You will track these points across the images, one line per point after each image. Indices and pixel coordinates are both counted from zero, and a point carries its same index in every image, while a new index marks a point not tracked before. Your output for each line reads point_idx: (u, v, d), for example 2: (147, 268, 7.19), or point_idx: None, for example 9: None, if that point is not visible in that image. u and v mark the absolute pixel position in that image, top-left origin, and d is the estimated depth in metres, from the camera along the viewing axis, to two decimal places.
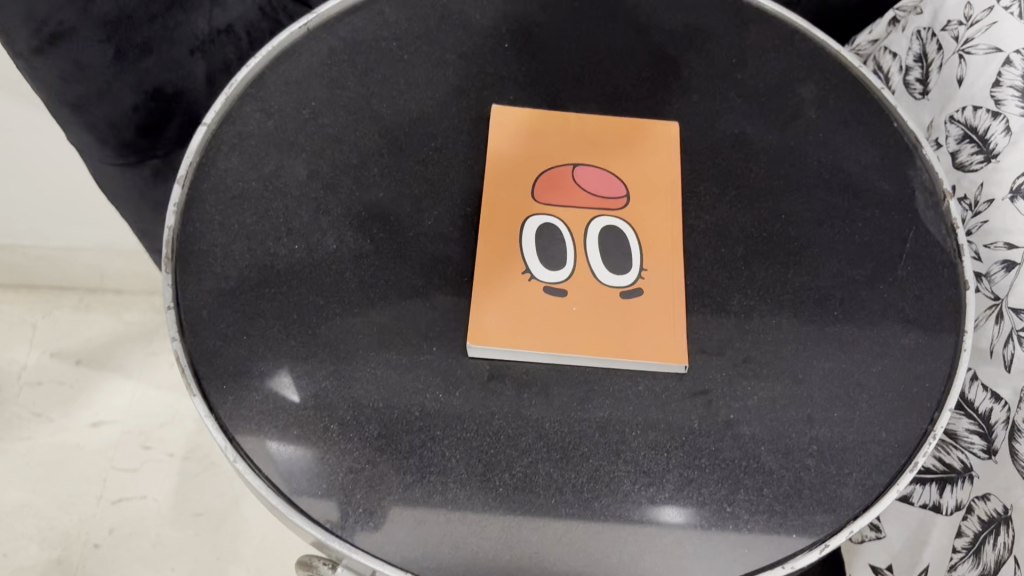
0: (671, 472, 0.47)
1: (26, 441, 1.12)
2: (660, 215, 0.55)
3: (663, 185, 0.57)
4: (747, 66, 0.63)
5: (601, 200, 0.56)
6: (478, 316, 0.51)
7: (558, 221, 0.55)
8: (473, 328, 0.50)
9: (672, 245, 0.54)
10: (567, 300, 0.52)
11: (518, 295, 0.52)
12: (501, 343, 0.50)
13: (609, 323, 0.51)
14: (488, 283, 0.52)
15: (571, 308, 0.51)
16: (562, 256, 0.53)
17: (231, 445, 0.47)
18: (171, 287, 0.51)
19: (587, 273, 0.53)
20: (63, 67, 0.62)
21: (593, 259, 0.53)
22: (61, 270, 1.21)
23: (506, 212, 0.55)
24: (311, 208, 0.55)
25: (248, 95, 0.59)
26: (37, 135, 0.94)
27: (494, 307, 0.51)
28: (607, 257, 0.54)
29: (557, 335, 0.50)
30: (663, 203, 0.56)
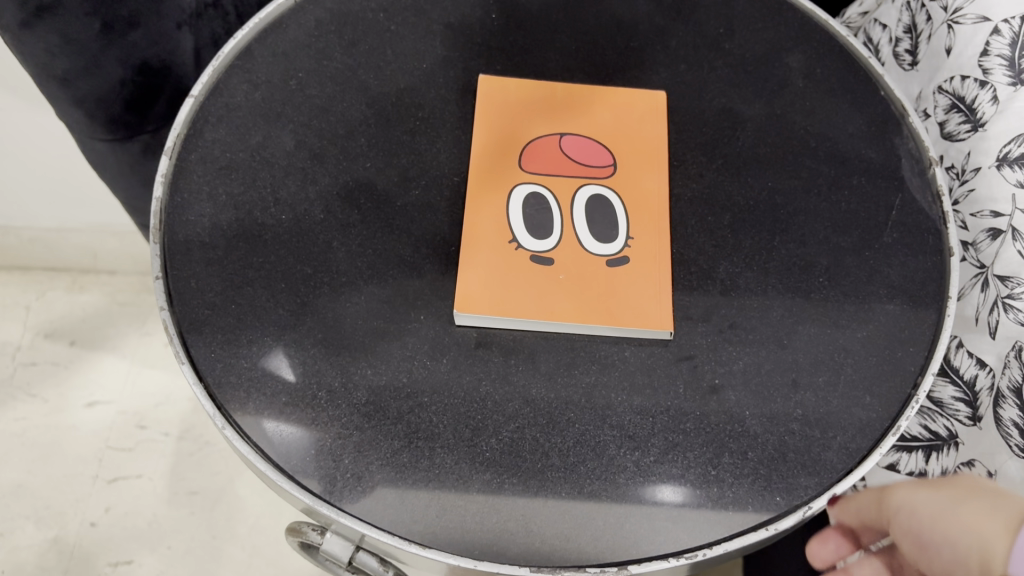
0: (656, 436, 0.47)
1: (21, 422, 1.12)
2: (647, 185, 0.56)
3: (650, 154, 0.57)
4: (734, 35, 0.63)
5: (587, 169, 0.56)
6: (464, 284, 0.51)
7: (545, 190, 0.55)
8: (460, 297, 0.51)
9: (658, 214, 0.54)
10: (553, 269, 0.52)
11: (506, 263, 0.52)
12: (488, 310, 0.50)
13: (596, 291, 0.51)
14: (476, 251, 0.52)
15: (558, 276, 0.52)
16: (549, 225, 0.54)
17: (220, 413, 0.47)
18: (159, 258, 0.52)
19: (573, 242, 0.53)
20: (51, 41, 0.62)
21: (580, 228, 0.53)
22: (54, 251, 1.21)
23: (493, 182, 0.55)
24: (298, 178, 0.55)
25: (236, 67, 0.59)
26: (29, 116, 0.94)
27: (482, 275, 0.51)
28: (593, 226, 0.54)
29: (543, 302, 0.51)
30: (650, 172, 0.56)
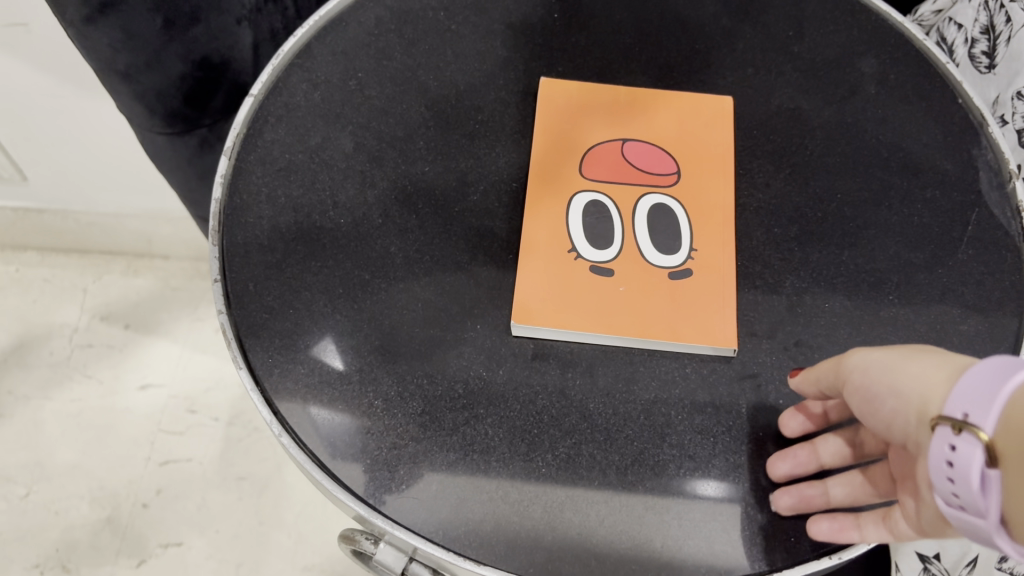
0: (718, 456, 0.47)
1: (77, 403, 1.14)
2: (712, 193, 0.54)
3: (716, 162, 0.55)
4: (804, 39, 0.61)
5: (650, 177, 0.54)
6: (522, 294, 0.50)
7: (606, 198, 0.54)
8: (518, 307, 0.50)
9: (723, 225, 0.53)
10: (613, 280, 0.51)
11: (565, 274, 0.51)
12: (546, 322, 0.49)
13: (658, 305, 0.50)
14: (534, 260, 0.51)
15: (619, 288, 0.51)
16: (610, 235, 0.53)
17: (277, 418, 0.47)
18: (217, 260, 0.52)
19: (634, 252, 0.52)
20: (114, 37, 0.62)
21: (641, 238, 0.52)
22: (110, 235, 1.23)
23: (552, 188, 0.54)
24: (356, 182, 0.55)
25: (295, 66, 0.59)
26: (89, 106, 0.95)
27: (540, 285, 0.51)
28: (655, 236, 0.52)
29: (602, 315, 0.50)
30: (716, 181, 0.55)
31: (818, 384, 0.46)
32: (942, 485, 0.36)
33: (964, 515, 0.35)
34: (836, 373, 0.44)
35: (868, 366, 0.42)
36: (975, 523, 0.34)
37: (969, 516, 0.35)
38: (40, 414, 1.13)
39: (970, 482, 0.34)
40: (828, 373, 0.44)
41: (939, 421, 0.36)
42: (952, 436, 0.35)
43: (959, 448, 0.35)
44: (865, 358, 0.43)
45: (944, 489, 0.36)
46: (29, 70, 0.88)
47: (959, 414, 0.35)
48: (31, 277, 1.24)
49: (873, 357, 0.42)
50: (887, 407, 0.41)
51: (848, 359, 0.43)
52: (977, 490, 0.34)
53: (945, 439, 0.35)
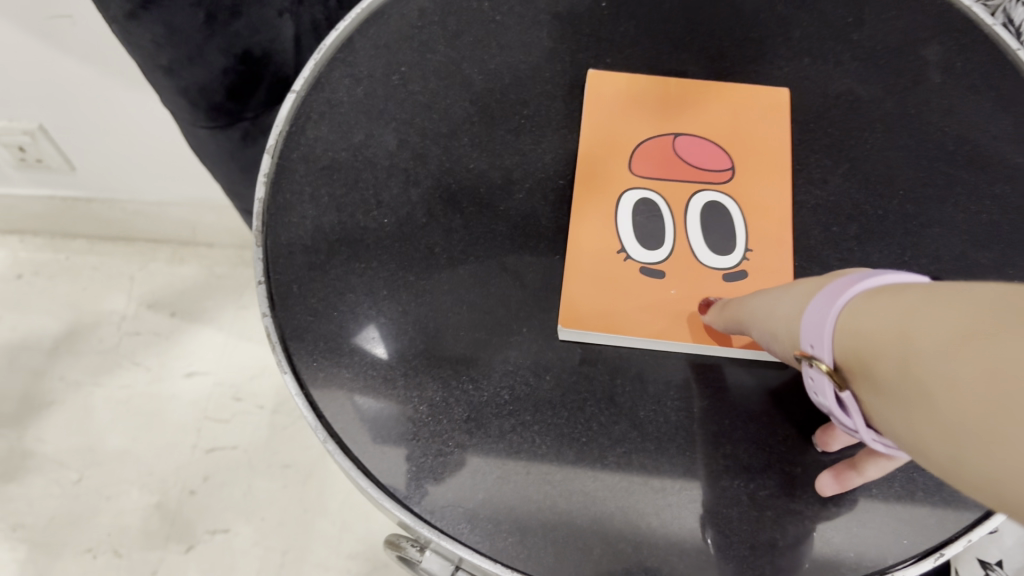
0: (772, 468, 0.45)
1: (126, 389, 1.15)
2: (768, 191, 0.52)
3: (772, 157, 0.53)
4: (864, 25, 0.59)
5: (703, 174, 0.53)
6: (570, 297, 0.49)
7: (656, 196, 0.52)
8: (566, 313, 0.49)
9: (780, 224, 0.51)
10: (665, 283, 0.50)
11: (614, 276, 0.50)
12: (595, 325, 0.48)
13: None
14: (583, 262, 0.51)
15: (670, 291, 0.49)
16: (661, 235, 0.51)
17: (322, 424, 0.46)
18: (261, 261, 0.51)
19: (686, 253, 0.51)
20: (157, 32, 0.61)
21: (694, 239, 0.51)
22: (156, 224, 1.23)
23: (602, 187, 0.53)
24: (400, 180, 0.54)
25: (338, 61, 0.58)
26: (134, 98, 0.95)
27: (588, 287, 0.50)
28: (708, 237, 0.51)
29: (654, 320, 0.48)
30: (772, 177, 0.53)
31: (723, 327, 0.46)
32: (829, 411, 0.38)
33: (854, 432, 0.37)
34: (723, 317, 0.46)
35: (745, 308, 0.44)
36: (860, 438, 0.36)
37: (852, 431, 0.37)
38: (90, 401, 1.15)
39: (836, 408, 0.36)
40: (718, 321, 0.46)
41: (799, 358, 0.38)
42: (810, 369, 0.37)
43: (818, 378, 0.37)
44: (748, 304, 0.44)
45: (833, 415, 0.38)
46: (75, 62, 0.89)
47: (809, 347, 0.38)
48: (80, 265, 1.26)
49: (753, 300, 0.44)
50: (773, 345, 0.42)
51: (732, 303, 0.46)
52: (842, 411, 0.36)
53: (808, 375, 0.38)
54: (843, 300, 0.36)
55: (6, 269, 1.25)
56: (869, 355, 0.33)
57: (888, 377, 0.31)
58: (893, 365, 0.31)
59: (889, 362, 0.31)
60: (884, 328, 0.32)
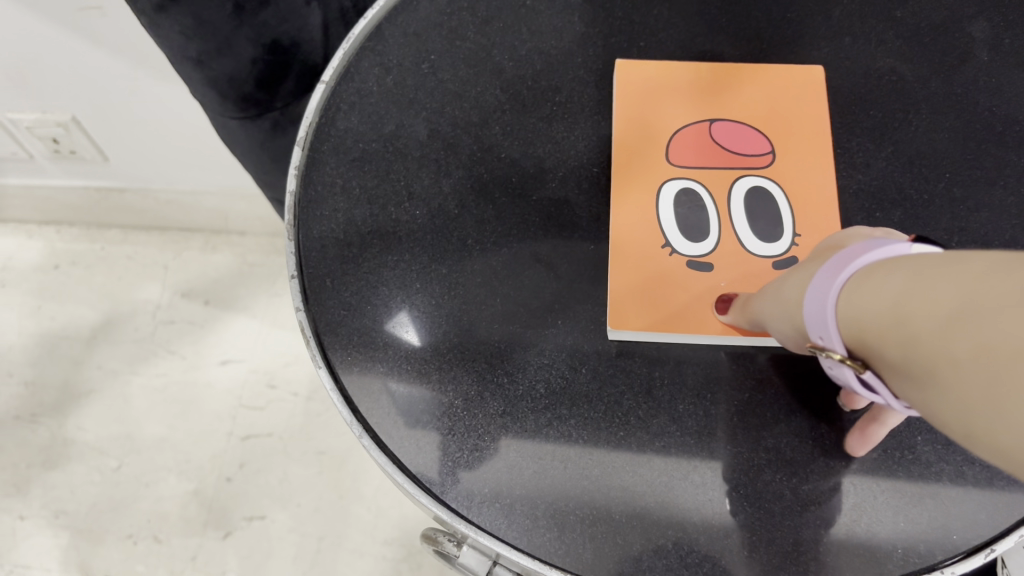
0: (815, 462, 0.44)
1: (162, 377, 1.17)
2: (815, 172, 0.51)
3: (815, 139, 0.52)
4: (907, 2, 0.57)
5: (745, 159, 0.51)
6: (616, 297, 0.49)
7: (698, 185, 0.51)
8: (613, 314, 0.48)
9: (829, 205, 0.50)
10: (714, 275, 0.49)
11: (659, 272, 0.49)
12: (643, 325, 0.47)
13: None
14: (628, 258, 0.50)
15: (720, 283, 0.48)
16: (706, 226, 0.50)
17: (357, 419, 0.46)
18: (294, 254, 0.51)
19: (734, 243, 0.49)
20: (185, 23, 0.61)
21: (740, 227, 0.50)
22: (188, 213, 1.24)
23: (641, 179, 0.52)
24: (432, 171, 0.54)
25: (367, 49, 0.57)
26: (164, 89, 0.95)
27: (632, 285, 0.49)
28: (754, 223, 0.50)
29: (704, 315, 0.47)
30: (818, 158, 0.51)
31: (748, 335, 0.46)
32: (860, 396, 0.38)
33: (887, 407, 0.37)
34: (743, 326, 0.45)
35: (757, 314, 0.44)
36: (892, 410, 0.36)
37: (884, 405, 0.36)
38: (128, 389, 1.16)
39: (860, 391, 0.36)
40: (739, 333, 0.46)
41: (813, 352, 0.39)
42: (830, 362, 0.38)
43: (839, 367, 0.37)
44: (757, 301, 0.44)
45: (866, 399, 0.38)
46: (106, 54, 0.89)
47: (818, 338, 0.38)
48: (115, 255, 1.27)
49: (756, 296, 0.44)
50: (787, 335, 0.42)
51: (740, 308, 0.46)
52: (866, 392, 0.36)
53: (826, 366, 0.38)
54: (837, 281, 0.37)
55: (42, 259, 1.27)
56: (875, 334, 0.34)
57: (897, 355, 0.32)
58: (900, 342, 0.32)
59: (895, 341, 0.32)
60: (879, 309, 0.33)
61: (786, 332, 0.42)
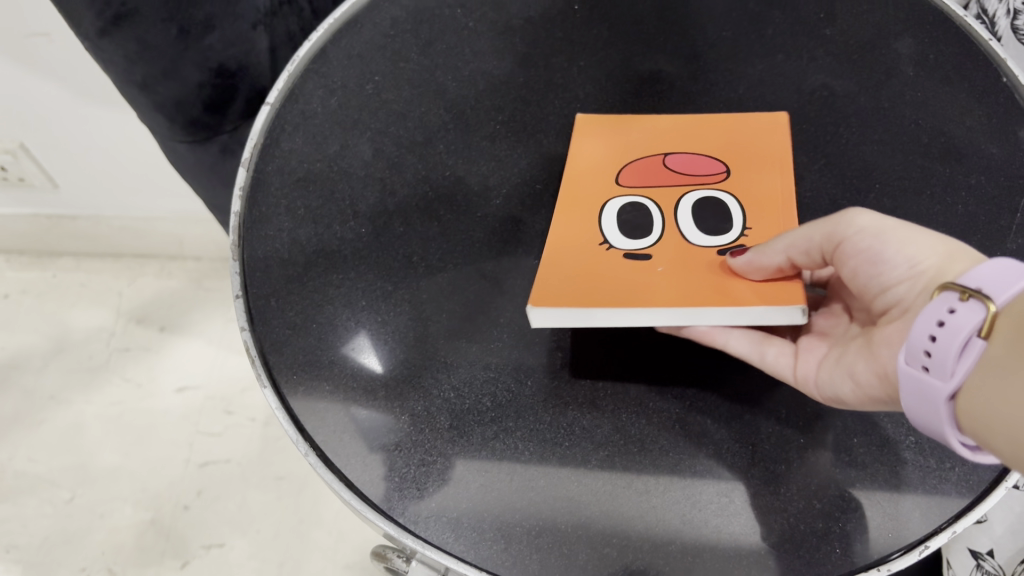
0: (756, 467, 0.45)
1: (117, 406, 1.15)
2: (767, 188, 0.51)
3: (768, 161, 0.52)
4: (836, 21, 0.59)
5: (694, 178, 0.52)
6: (544, 283, 0.47)
7: (645, 200, 0.52)
8: (536, 293, 0.46)
9: (780, 213, 0.50)
10: (650, 263, 0.48)
11: (595, 260, 0.49)
12: (563, 301, 0.45)
13: (704, 287, 0.46)
14: (566, 251, 0.49)
15: (656, 269, 0.48)
16: (648, 228, 0.50)
17: (303, 437, 0.46)
18: (239, 275, 0.51)
19: (676, 242, 0.49)
20: (129, 47, 0.61)
21: (685, 230, 0.50)
22: (142, 239, 1.23)
23: (584, 200, 0.52)
24: (377, 189, 0.54)
25: (311, 71, 0.58)
26: (114, 116, 0.95)
27: (561, 275, 0.47)
28: (700, 228, 0.50)
29: (637, 292, 0.46)
30: (771, 177, 0.52)
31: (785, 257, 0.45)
32: (916, 347, 0.38)
33: (927, 377, 0.38)
34: (786, 245, 0.44)
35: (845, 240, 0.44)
36: (936, 387, 0.38)
37: (932, 377, 0.38)
38: (81, 418, 1.14)
39: (955, 350, 0.37)
40: (778, 249, 0.44)
41: (943, 287, 0.38)
42: (955, 300, 0.38)
43: (964, 315, 0.37)
44: (873, 216, 0.44)
45: (917, 353, 0.38)
46: (53, 81, 0.89)
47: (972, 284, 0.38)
48: (68, 283, 1.26)
49: (866, 214, 0.44)
50: (885, 270, 0.44)
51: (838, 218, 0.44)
52: (957, 358, 0.37)
53: (943, 303, 0.38)
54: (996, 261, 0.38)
55: None
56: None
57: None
58: None
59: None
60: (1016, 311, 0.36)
61: (885, 265, 0.44)
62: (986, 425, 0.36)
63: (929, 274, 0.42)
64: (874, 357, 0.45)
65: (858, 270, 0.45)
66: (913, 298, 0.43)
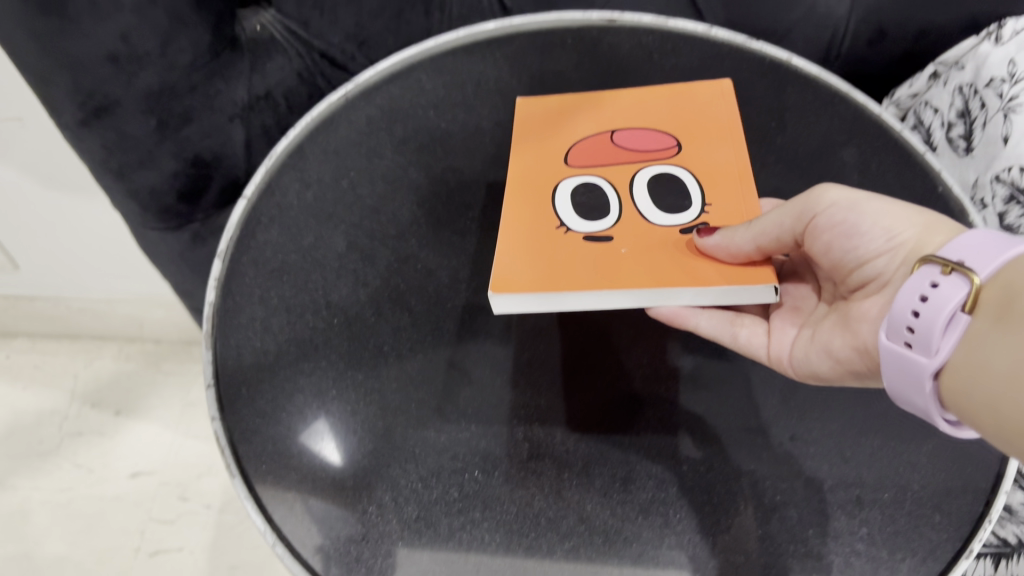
0: (716, 558, 0.46)
1: (67, 492, 1.12)
2: (718, 158, 0.57)
3: (716, 133, 0.59)
4: (786, 129, 0.63)
5: (646, 153, 0.58)
6: (507, 271, 0.51)
7: (601, 178, 0.57)
8: (499, 280, 0.50)
9: (728, 182, 0.56)
10: (614, 244, 0.52)
11: (560, 244, 0.53)
12: (532, 289, 0.49)
13: (667, 265, 0.51)
14: (531, 239, 0.53)
15: (620, 250, 0.52)
16: (606, 209, 0.55)
17: (270, 527, 0.47)
18: (210, 364, 0.53)
19: (633, 219, 0.54)
20: (108, 137, 0.63)
21: (641, 206, 0.55)
22: (102, 320, 1.22)
23: (541, 182, 0.57)
24: (349, 281, 0.56)
25: (287, 165, 0.61)
26: (81, 198, 0.96)
27: (524, 266, 0.51)
28: (655, 202, 0.55)
29: (609, 277, 0.50)
30: (721, 147, 0.58)
31: (758, 241, 0.49)
32: (902, 320, 0.43)
33: (910, 352, 0.43)
34: (753, 229, 0.49)
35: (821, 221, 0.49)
36: (920, 360, 0.42)
37: (917, 351, 0.42)
38: (28, 504, 1.11)
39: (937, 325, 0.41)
40: (747, 235, 0.49)
41: (929, 264, 0.42)
42: (938, 275, 0.42)
43: (949, 288, 0.41)
44: (844, 192, 0.49)
45: (903, 329, 0.43)
46: (22, 166, 0.90)
47: (953, 259, 0.42)
48: (22, 365, 1.24)
49: (835, 188, 0.49)
50: (861, 244, 0.49)
51: (814, 198, 0.49)
52: (941, 332, 0.41)
53: (929, 277, 0.42)
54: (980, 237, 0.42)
55: None
56: (1016, 311, 0.39)
57: (1006, 346, 0.39)
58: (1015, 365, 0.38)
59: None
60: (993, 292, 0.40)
61: (860, 238, 0.49)
62: (964, 395, 0.41)
63: (907, 245, 0.47)
64: (852, 331, 0.50)
65: (832, 244, 0.50)
66: (894, 272, 0.48)
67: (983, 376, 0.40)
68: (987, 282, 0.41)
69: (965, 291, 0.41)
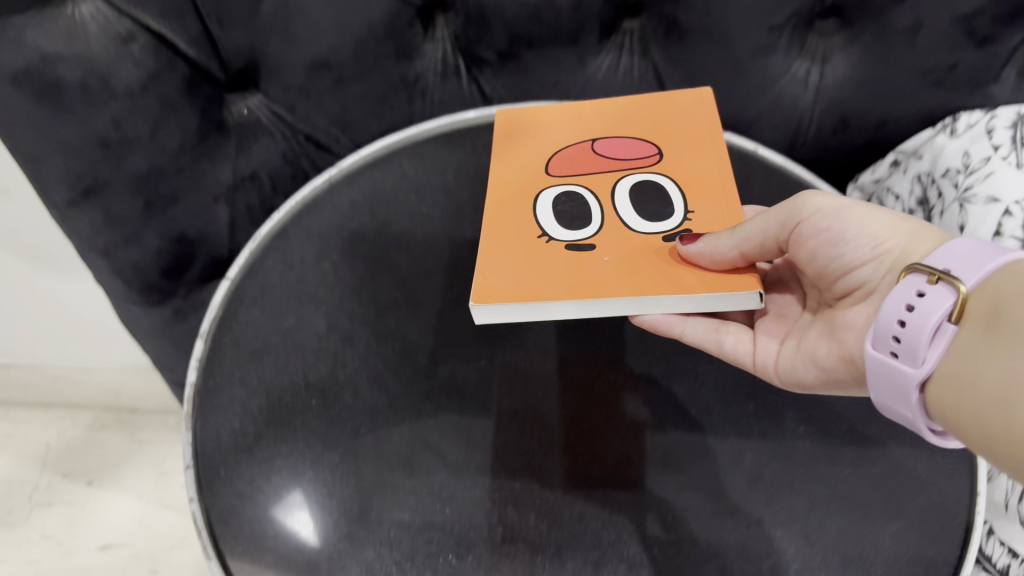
0: None
1: (34, 565, 1.10)
2: (701, 166, 0.59)
3: (698, 142, 0.60)
4: None
5: (629, 163, 0.60)
6: (489, 283, 0.50)
7: (585, 188, 0.58)
8: (481, 291, 0.50)
9: (714, 191, 0.57)
10: (597, 252, 0.53)
11: (542, 251, 0.53)
12: (511, 299, 0.49)
13: (649, 273, 0.51)
14: (513, 245, 0.54)
15: (604, 258, 0.52)
16: (590, 218, 0.56)
17: None
18: (189, 445, 0.54)
19: (616, 227, 0.55)
20: (95, 217, 0.65)
21: (624, 216, 0.56)
22: (77, 388, 1.22)
23: (525, 189, 0.59)
24: (329, 361, 0.57)
25: (270, 247, 0.63)
26: (62, 269, 0.96)
27: (505, 276, 0.51)
28: (638, 210, 0.56)
29: (591, 284, 0.50)
30: (705, 155, 0.59)
31: (740, 247, 0.50)
32: (890, 330, 0.43)
33: (896, 363, 0.43)
34: (733, 237, 0.50)
35: (805, 230, 0.51)
36: (907, 371, 0.43)
37: (904, 362, 0.43)
38: None
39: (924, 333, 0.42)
40: (727, 241, 0.50)
41: (916, 273, 0.43)
42: (925, 284, 0.43)
43: (937, 295, 0.42)
44: (829, 199, 0.50)
45: (891, 338, 0.43)
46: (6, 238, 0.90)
47: (939, 269, 0.43)
48: None
49: (818, 196, 0.51)
50: (846, 251, 0.50)
51: (799, 206, 0.51)
52: (927, 342, 0.42)
53: (917, 285, 0.43)
54: (971, 246, 0.43)
55: None
56: (1001, 321, 0.39)
57: (990, 356, 0.39)
58: (998, 374, 0.39)
59: (1009, 346, 0.39)
60: (981, 302, 0.41)
61: (845, 244, 0.50)
62: (949, 407, 0.41)
63: (893, 253, 0.48)
64: (840, 339, 0.51)
65: (817, 250, 0.51)
66: (877, 280, 0.49)
67: (968, 384, 0.40)
68: (974, 292, 0.41)
69: (951, 298, 0.41)
